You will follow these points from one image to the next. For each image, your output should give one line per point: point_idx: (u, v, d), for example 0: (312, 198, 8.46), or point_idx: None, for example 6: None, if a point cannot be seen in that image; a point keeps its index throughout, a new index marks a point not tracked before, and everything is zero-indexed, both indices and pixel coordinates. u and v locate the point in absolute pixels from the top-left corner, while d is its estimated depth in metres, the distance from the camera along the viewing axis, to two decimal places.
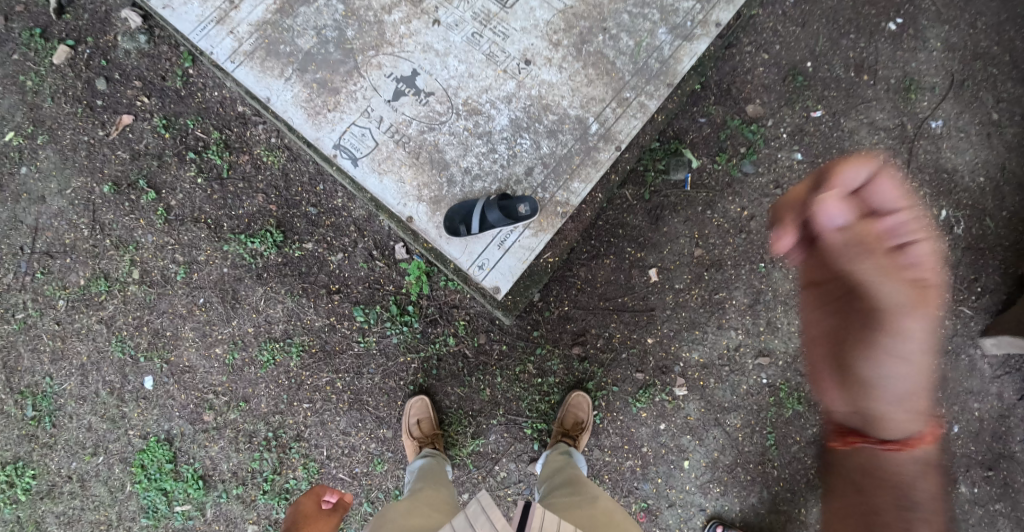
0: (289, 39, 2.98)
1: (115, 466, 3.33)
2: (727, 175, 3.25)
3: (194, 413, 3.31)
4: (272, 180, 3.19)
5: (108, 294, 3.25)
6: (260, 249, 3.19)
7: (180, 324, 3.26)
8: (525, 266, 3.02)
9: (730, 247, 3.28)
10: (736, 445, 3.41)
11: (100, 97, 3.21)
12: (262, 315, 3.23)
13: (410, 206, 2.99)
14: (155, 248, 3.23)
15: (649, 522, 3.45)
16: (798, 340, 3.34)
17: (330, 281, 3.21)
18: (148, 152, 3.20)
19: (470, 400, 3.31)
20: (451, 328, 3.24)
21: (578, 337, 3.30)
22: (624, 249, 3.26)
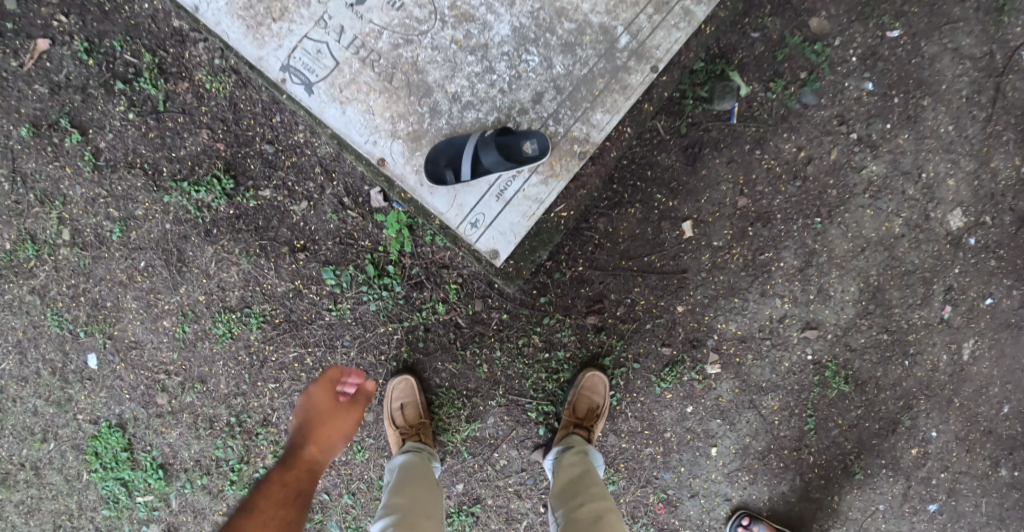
0: None
1: (68, 454, 2.83)
2: (782, 106, 2.67)
3: (147, 395, 2.79)
4: (219, 112, 2.60)
5: (38, 260, 2.71)
6: (207, 200, 2.63)
7: (120, 293, 2.71)
8: (532, 223, 2.46)
9: (782, 197, 2.71)
10: (773, 430, 2.88)
11: (9, 19, 2.60)
12: (214, 280, 2.67)
13: (381, 145, 2.43)
14: (85, 202, 2.66)
15: (668, 515, 2.94)
16: (852, 309, 2.81)
17: (293, 236, 2.65)
18: (70, 85, 2.61)
19: (465, 378, 2.77)
20: (440, 292, 2.69)
21: (595, 304, 2.74)
22: (654, 196, 2.68)
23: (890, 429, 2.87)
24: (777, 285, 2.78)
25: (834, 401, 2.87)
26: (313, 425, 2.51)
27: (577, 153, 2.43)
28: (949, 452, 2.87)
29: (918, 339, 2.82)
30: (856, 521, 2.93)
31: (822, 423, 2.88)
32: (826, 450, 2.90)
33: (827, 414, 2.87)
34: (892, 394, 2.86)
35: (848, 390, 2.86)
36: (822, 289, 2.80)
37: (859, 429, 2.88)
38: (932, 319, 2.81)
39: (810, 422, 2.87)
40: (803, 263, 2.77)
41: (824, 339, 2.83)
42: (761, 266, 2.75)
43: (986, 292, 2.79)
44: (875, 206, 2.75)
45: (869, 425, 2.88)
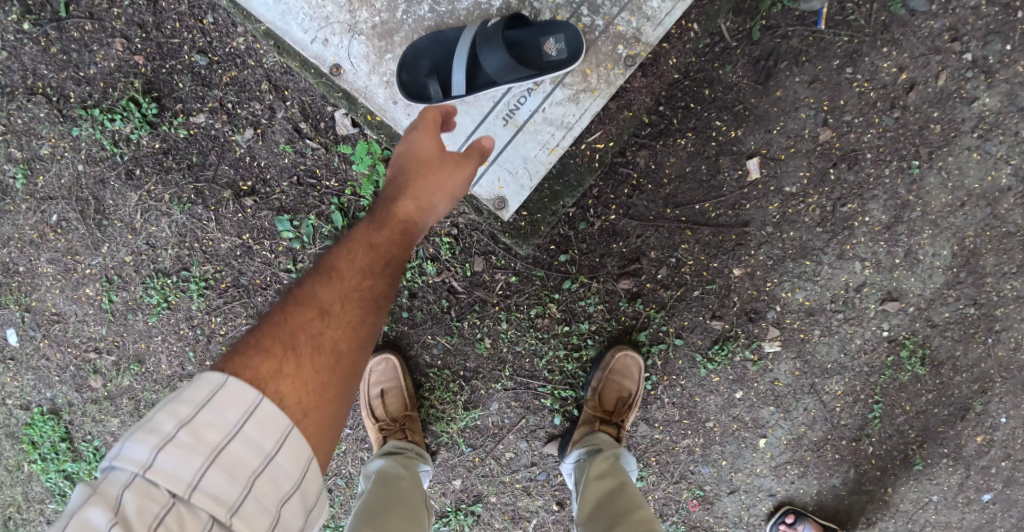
0: None
1: (5, 443, 2.31)
2: (884, 11, 2.05)
3: (78, 378, 2.24)
4: (136, 14, 2.03)
5: None
6: (125, 131, 2.07)
7: (33, 255, 2.17)
8: (554, 158, 2.00)
9: (874, 132, 2.11)
10: (832, 418, 2.31)
11: None
12: (141, 237, 2.13)
13: (333, 45, 1.93)
14: None
15: (702, 513, 2.40)
16: (942, 276, 2.21)
17: (238, 177, 2.08)
18: None
19: (463, 355, 2.23)
20: (430, 248, 2.16)
21: (630, 264, 2.16)
22: (713, 121, 2.09)
23: (957, 416, 2.29)
24: (858, 245, 2.18)
25: (905, 384, 2.28)
26: (411, 177, 1.77)
27: (622, 58, 1.96)
28: (1016, 439, 2.30)
29: (1007, 314, 2.22)
30: (906, 515, 2.37)
31: (888, 409, 2.30)
32: (888, 439, 2.32)
33: (895, 399, 2.29)
34: (969, 376, 2.27)
35: (922, 373, 2.27)
36: (911, 251, 2.19)
37: (926, 416, 2.30)
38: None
39: (875, 410, 2.30)
40: (893, 217, 2.16)
41: (904, 313, 2.23)
42: (840, 218, 2.16)
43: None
44: (984, 149, 2.13)
45: (937, 412, 2.30)
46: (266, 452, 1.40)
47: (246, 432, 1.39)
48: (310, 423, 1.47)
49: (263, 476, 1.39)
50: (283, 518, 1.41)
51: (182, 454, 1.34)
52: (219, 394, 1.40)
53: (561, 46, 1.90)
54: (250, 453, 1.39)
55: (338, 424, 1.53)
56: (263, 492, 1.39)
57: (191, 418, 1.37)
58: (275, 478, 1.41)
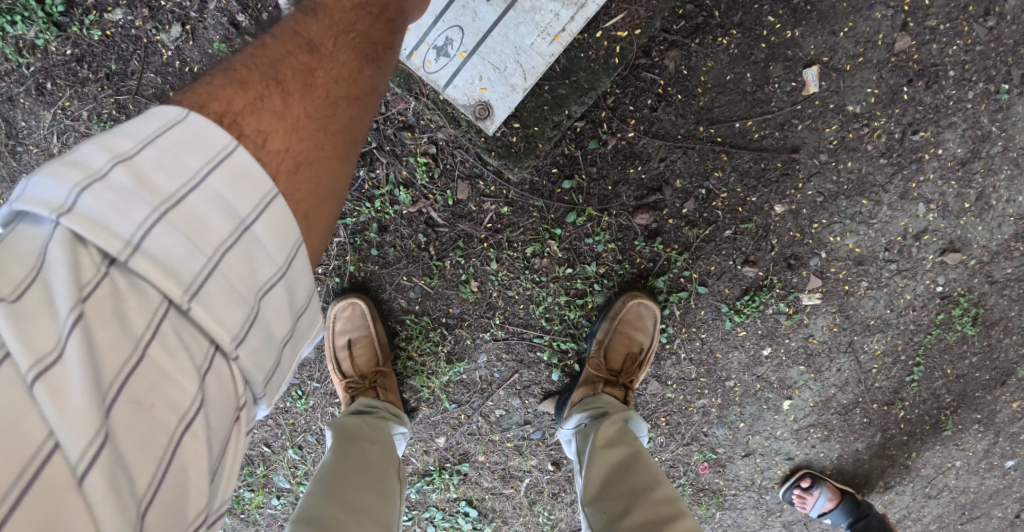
0: None
1: None
2: None
3: None
4: None
5: None
6: (29, 37, 1.69)
7: None
8: (557, 47, 1.69)
9: (958, 43, 1.72)
10: (867, 381, 2.00)
11: None
12: (59, 163, 1.76)
13: None
14: None
15: (712, 477, 2.12)
16: (1019, 223, 1.85)
17: (166, 86, 1.70)
18: None
19: (445, 299, 1.91)
20: (404, 171, 1.83)
21: (649, 194, 1.82)
22: (764, 16, 1.71)
23: (997, 381, 1.98)
24: (924, 183, 1.82)
25: (951, 345, 1.96)
26: None
27: None
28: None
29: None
30: (926, 479, 2.09)
31: (929, 370, 1.98)
32: (922, 403, 2.01)
33: (936, 360, 1.97)
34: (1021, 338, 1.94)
35: (973, 334, 1.95)
36: (987, 191, 1.82)
37: (967, 380, 1.99)
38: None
39: (915, 372, 1.98)
40: (970, 151, 1.79)
41: (964, 266, 1.88)
42: (909, 150, 1.79)
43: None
44: None
45: (979, 376, 1.98)
46: (240, 218, 0.99)
47: (215, 177, 0.98)
48: (305, 178, 1.11)
49: (238, 246, 0.98)
50: (264, 312, 1.00)
51: (119, 199, 0.92)
52: (173, 131, 0.99)
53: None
54: (220, 208, 0.98)
55: (337, 192, 1.17)
56: (238, 267, 0.98)
57: (134, 155, 0.95)
58: (253, 250, 1.00)
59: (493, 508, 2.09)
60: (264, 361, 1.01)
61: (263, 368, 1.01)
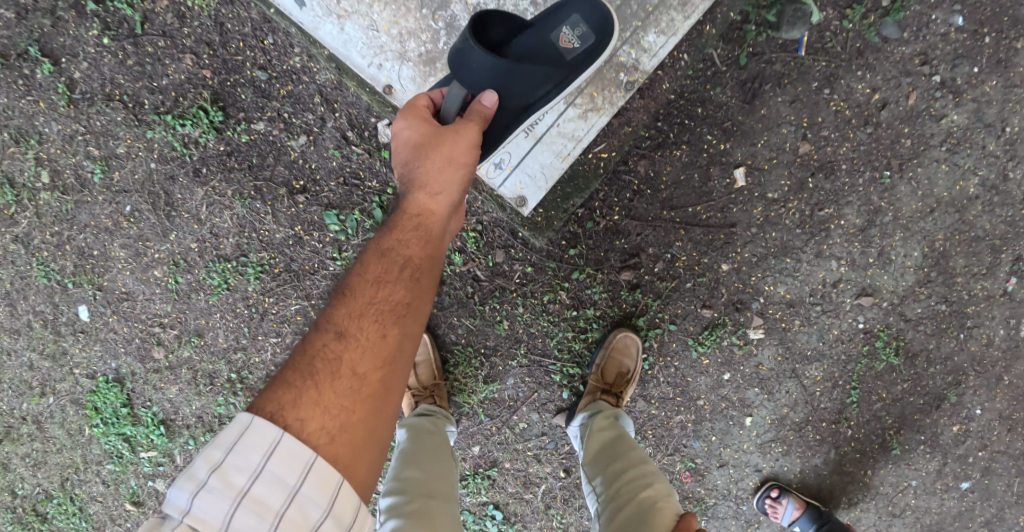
0: None
1: (68, 409, 2.62)
2: (859, 39, 2.34)
3: (143, 349, 2.56)
4: (204, 33, 2.35)
5: (17, 206, 2.47)
6: (194, 135, 2.38)
7: (108, 241, 2.48)
8: (566, 165, 2.35)
9: (849, 145, 2.40)
10: (813, 402, 2.60)
11: None
12: (206, 226, 2.44)
13: (386, 68, 2.26)
14: (62, 139, 2.42)
15: (694, 484, 2.70)
16: (915, 275, 2.50)
17: (291, 177, 2.39)
18: (37, 8, 2.35)
19: (483, 335, 2.54)
20: (457, 242, 2.48)
21: (631, 258, 2.47)
22: (704, 135, 2.38)
23: (933, 405, 2.58)
24: (834, 245, 2.47)
25: (881, 373, 2.58)
26: (424, 154, 1.92)
27: (623, 83, 2.29)
28: (992, 430, 2.59)
29: (976, 312, 2.52)
30: (887, 497, 2.66)
31: (866, 396, 2.60)
32: (866, 423, 2.62)
33: (871, 386, 2.59)
34: (942, 368, 2.56)
35: (898, 363, 2.56)
36: (884, 252, 2.48)
37: (903, 404, 2.59)
38: (994, 291, 2.50)
39: (854, 395, 2.59)
40: (866, 222, 2.45)
41: (878, 307, 2.52)
42: (819, 223, 2.45)
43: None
44: (951, 161, 2.43)
45: (912, 401, 2.59)
46: (291, 485, 1.57)
47: (275, 457, 1.58)
48: (340, 444, 1.66)
49: (290, 506, 1.56)
50: None
51: (215, 496, 1.52)
52: (245, 433, 1.58)
53: (589, 34, 2.09)
54: (277, 483, 1.57)
55: (377, 444, 1.71)
56: (290, 522, 1.56)
57: (223, 459, 1.55)
58: (302, 507, 1.57)
59: (515, 512, 2.67)
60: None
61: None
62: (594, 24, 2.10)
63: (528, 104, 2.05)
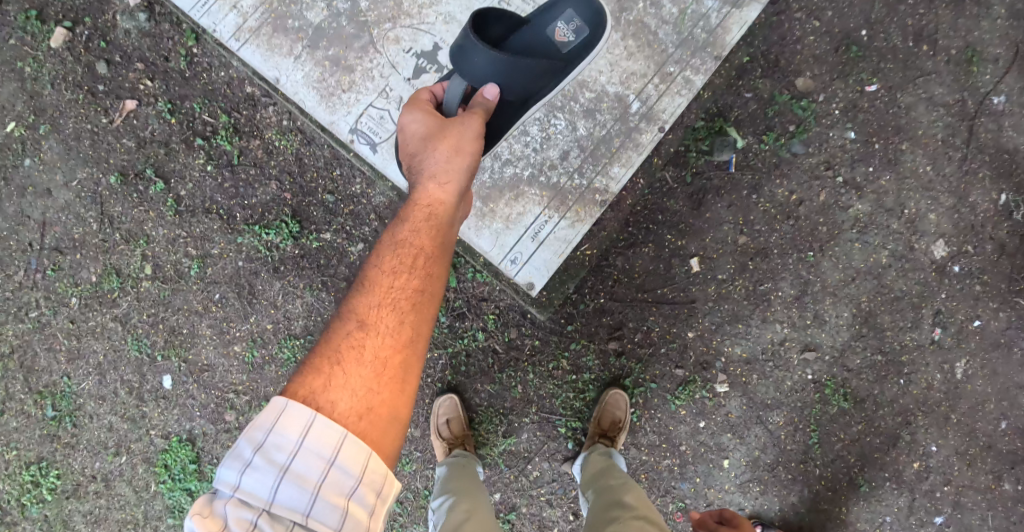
0: (297, 13, 2.94)
1: (139, 466, 3.15)
2: (775, 155, 3.07)
3: (216, 413, 3.13)
4: (286, 166, 3.06)
5: (121, 291, 3.11)
6: (276, 241, 3.06)
7: (197, 321, 3.10)
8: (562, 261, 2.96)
9: (778, 234, 3.09)
10: (780, 444, 3.18)
11: (101, 82, 3.09)
12: (280, 310, 3.08)
13: None
14: (166, 241, 3.09)
15: (686, 522, 3.23)
16: (847, 333, 3.13)
17: (351, 274, 3.06)
18: (154, 140, 3.08)
19: (501, 397, 3.14)
20: (480, 322, 3.10)
21: (615, 331, 3.10)
22: (665, 236, 3.07)
23: (891, 444, 3.16)
24: (776, 312, 3.11)
25: (835, 416, 3.16)
26: (433, 146, 2.46)
27: (598, 202, 2.96)
28: (952, 467, 3.14)
29: (911, 359, 3.13)
30: None
31: (826, 438, 3.17)
32: (831, 462, 3.18)
33: (830, 428, 3.17)
34: (890, 410, 3.15)
35: (847, 407, 3.16)
36: (818, 315, 3.12)
37: (861, 443, 3.17)
38: (923, 340, 3.13)
39: (814, 436, 3.16)
40: (799, 292, 3.11)
41: (821, 361, 3.14)
42: (761, 295, 3.10)
43: (972, 314, 3.11)
44: (863, 240, 3.11)
45: (870, 440, 3.16)
46: (325, 458, 2.01)
47: (311, 431, 2.03)
48: (372, 414, 2.13)
49: (326, 474, 1.99)
50: (349, 506, 1.99)
51: (258, 470, 1.97)
52: (281, 416, 2.04)
53: (581, 26, 2.76)
54: (311, 455, 2.00)
55: (402, 406, 2.19)
56: (325, 486, 1.98)
57: (265, 441, 2.00)
58: (334, 474, 2.00)
59: None
60: (356, 527, 1.98)
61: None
62: (586, 17, 2.78)
63: (527, 99, 2.71)
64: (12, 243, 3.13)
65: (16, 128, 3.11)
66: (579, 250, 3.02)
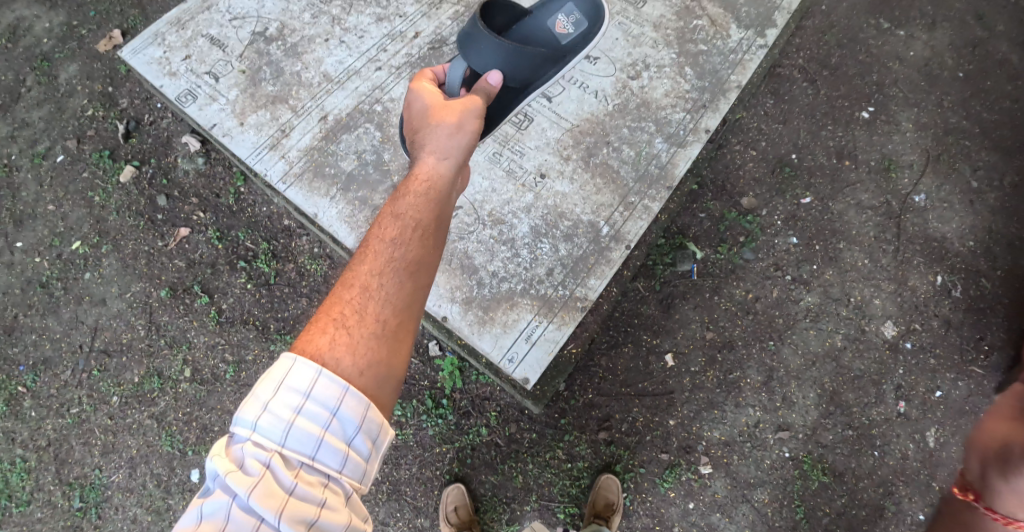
0: (334, 162, 3.53)
1: None
2: (729, 262, 3.62)
3: None
4: (316, 285, 3.54)
5: (161, 391, 3.43)
6: None
7: (229, 420, 3.41)
8: (550, 358, 3.38)
9: (740, 328, 3.56)
10: (768, 520, 3.41)
11: (160, 212, 3.62)
12: None
13: (444, 307, 3.43)
14: (206, 347, 3.47)
15: None
16: (815, 412, 3.49)
17: None
18: (202, 262, 3.56)
19: (504, 487, 3.48)
20: (483, 419, 3.50)
21: (604, 422, 3.51)
22: (641, 337, 3.56)
23: (876, 515, 3.40)
24: (746, 397, 3.51)
25: (818, 491, 3.43)
26: (432, 125, 2.60)
27: (580, 308, 3.44)
28: None
29: (881, 432, 3.46)
30: None
31: (812, 512, 3.42)
32: None
33: (814, 503, 3.42)
34: (871, 482, 3.42)
35: (828, 481, 3.44)
36: (786, 397, 3.50)
37: (847, 516, 3.41)
38: (890, 413, 3.47)
39: (800, 512, 3.41)
40: (766, 378, 3.52)
41: (796, 439, 3.47)
42: (731, 383, 3.52)
43: (933, 386, 3.48)
44: (816, 327, 3.56)
45: (855, 512, 3.40)
46: (331, 408, 2.13)
47: (316, 385, 2.13)
48: (372, 372, 2.21)
49: (331, 424, 2.13)
50: (350, 453, 2.15)
51: (270, 417, 2.11)
52: (291, 370, 2.15)
53: (580, 20, 3.16)
54: (317, 406, 2.13)
55: (398, 366, 2.26)
56: (331, 434, 2.12)
57: (275, 392, 2.12)
58: (338, 424, 2.13)
59: None
60: (356, 469, 2.16)
61: (357, 473, 2.17)
62: (584, 11, 3.17)
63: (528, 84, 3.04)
64: (60, 345, 3.49)
65: (80, 246, 3.59)
66: (567, 350, 3.44)
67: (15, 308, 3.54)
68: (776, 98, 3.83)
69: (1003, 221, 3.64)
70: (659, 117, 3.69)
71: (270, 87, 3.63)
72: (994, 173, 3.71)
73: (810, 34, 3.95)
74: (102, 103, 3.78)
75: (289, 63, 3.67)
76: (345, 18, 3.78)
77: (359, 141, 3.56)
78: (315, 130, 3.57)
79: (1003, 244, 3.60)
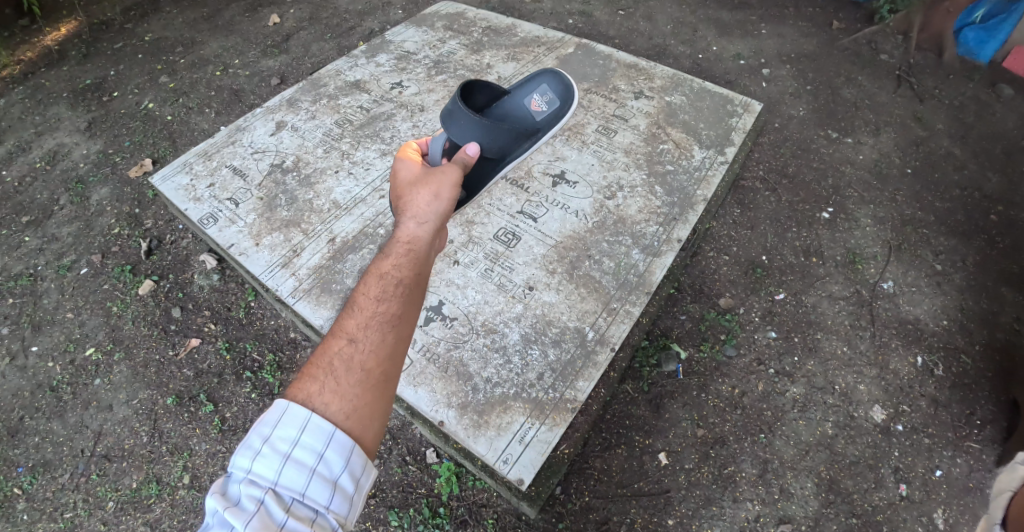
0: (340, 280, 3.72)
1: None
2: (713, 359, 3.72)
3: None
4: None
5: (157, 497, 3.34)
6: None
7: None
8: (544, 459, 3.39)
9: (729, 423, 3.57)
10: None
11: (173, 323, 3.79)
12: None
13: (441, 411, 3.51)
14: (206, 455, 3.45)
15: None
16: (816, 503, 3.36)
17: None
18: (209, 371, 3.66)
19: None
20: (481, 527, 3.43)
21: (602, 525, 3.40)
22: (632, 438, 3.58)
23: None
24: (744, 492, 3.41)
25: None
26: (414, 194, 2.74)
27: (570, 408, 3.50)
28: None
29: (886, 518, 3.30)
30: None
31: None
32: None
33: None
34: None
35: None
36: (784, 489, 3.40)
37: None
38: (892, 498, 3.35)
39: None
40: (761, 470, 3.44)
41: None
42: (727, 477, 3.45)
43: (931, 465, 3.40)
44: (806, 417, 3.55)
45: None
46: (320, 449, 2.25)
47: (307, 427, 2.26)
48: (357, 417, 2.32)
49: (320, 463, 2.25)
50: (337, 491, 2.26)
51: (265, 455, 2.24)
52: (284, 413, 2.28)
53: (553, 99, 3.50)
54: (308, 446, 2.25)
55: (382, 411, 2.38)
56: (319, 472, 2.24)
57: (269, 432, 2.26)
58: (327, 463, 2.25)
59: None
60: (343, 504, 2.27)
61: (344, 509, 2.27)
62: (557, 92, 3.52)
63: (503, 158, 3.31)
64: (63, 449, 3.47)
65: (94, 352, 3.71)
66: (560, 451, 3.45)
67: (21, 412, 3.57)
68: (742, 207, 4.16)
69: (972, 299, 3.80)
70: (635, 231, 3.96)
71: (284, 213, 3.94)
72: (955, 256, 3.93)
73: (767, 149, 4.40)
74: (128, 223, 4.13)
75: (302, 192, 4.02)
76: (353, 152, 4.20)
77: (363, 260, 3.78)
78: (324, 251, 3.82)
79: (975, 321, 3.73)
